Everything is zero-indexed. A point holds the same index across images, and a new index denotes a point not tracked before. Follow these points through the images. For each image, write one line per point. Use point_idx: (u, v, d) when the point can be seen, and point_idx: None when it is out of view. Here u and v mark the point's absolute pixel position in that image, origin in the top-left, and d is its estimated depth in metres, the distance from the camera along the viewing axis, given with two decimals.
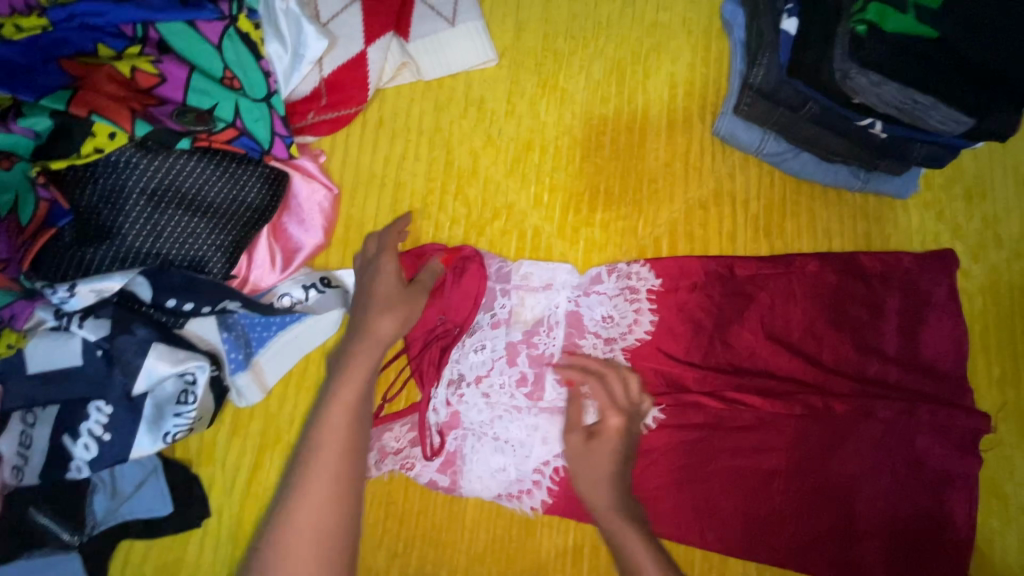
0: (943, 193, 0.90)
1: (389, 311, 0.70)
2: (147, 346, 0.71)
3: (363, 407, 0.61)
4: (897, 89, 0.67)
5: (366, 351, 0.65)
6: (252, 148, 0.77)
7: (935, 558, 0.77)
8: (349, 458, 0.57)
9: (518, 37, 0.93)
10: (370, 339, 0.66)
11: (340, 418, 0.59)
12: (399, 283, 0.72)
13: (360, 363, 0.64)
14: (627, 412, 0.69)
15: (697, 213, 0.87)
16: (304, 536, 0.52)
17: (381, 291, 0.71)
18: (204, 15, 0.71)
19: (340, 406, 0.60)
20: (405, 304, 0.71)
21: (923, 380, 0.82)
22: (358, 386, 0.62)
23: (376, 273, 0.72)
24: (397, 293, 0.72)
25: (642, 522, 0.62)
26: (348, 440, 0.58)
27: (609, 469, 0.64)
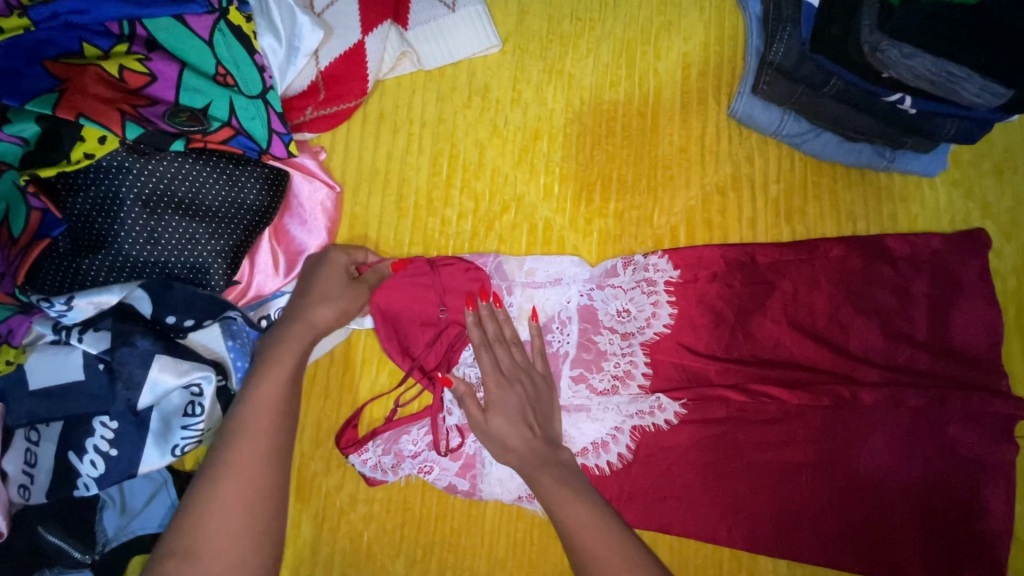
0: (972, 169, 0.86)
1: (333, 309, 0.70)
2: (150, 359, 0.67)
3: (286, 406, 0.62)
4: (930, 61, 0.63)
5: (290, 353, 0.66)
6: (249, 148, 0.74)
7: (972, 550, 0.75)
8: (271, 458, 0.58)
9: (521, 21, 0.89)
10: (295, 341, 0.67)
11: (261, 415, 0.61)
12: (342, 280, 0.73)
13: (279, 363, 0.65)
14: (508, 378, 0.71)
15: (714, 199, 0.84)
16: (225, 523, 0.53)
17: (326, 287, 0.71)
18: (193, 10, 0.67)
19: (264, 402, 0.61)
20: (347, 302, 0.71)
21: (957, 367, 0.78)
22: (281, 384, 0.63)
23: (322, 269, 0.73)
24: (340, 288, 0.72)
25: (570, 480, 0.63)
26: (269, 434, 0.60)
27: (512, 431, 0.68)
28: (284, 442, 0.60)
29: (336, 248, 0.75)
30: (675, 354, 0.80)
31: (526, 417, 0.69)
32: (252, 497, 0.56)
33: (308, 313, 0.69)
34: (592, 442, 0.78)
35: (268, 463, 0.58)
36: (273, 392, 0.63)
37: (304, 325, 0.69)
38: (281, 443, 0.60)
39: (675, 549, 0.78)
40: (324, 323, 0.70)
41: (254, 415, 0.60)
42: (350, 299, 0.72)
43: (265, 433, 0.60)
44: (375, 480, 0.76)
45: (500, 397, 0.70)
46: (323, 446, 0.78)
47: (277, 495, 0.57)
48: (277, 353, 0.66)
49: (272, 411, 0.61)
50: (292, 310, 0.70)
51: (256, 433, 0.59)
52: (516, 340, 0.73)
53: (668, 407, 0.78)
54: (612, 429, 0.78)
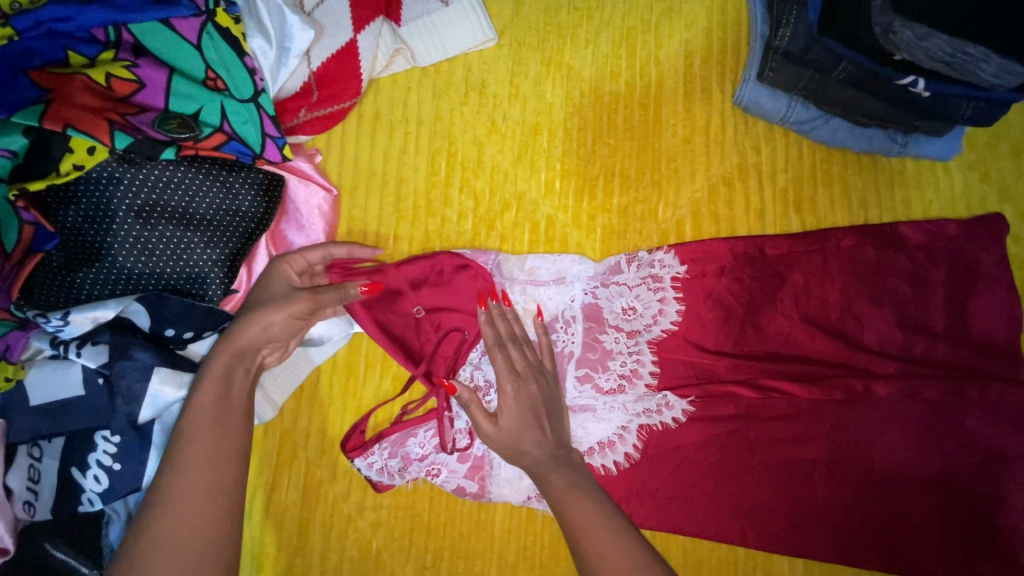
0: (988, 152, 0.83)
1: (260, 322, 0.66)
2: (149, 372, 0.66)
3: (217, 431, 0.59)
4: (946, 41, 0.60)
5: (221, 373, 0.63)
6: (243, 152, 0.72)
7: (994, 545, 0.73)
8: (212, 481, 0.56)
9: (517, 12, 0.86)
10: (223, 362, 0.63)
11: (190, 445, 0.58)
12: (277, 292, 0.69)
13: (207, 385, 0.62)
14: (521, 377, 0.68)
15: (721, 190, 0.81)
16: (166, 555, 0.51)
17: (265, 300, 0.68)
18: (180, 13, 0.66)
19: (199, 431, 0.59)
20: (270, 313, 0.66)
21: (975, 357, 0.76)
22: (212, 409, 0.60)
23: (262, 287, 0.70)
24: (273, 297, 0.68)
25: (583, 485, 0.61)
26: (210, 459, 0.57)
27: (525, 430, 0.65)
28: (220, 469, 0.57)
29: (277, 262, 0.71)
30: (684, 352, 0.78)
31: (539, 419, 0.66)
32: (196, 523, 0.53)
33: (239, 329, 0.65)
34: (599, 441, 0.76)
35: (207, 493, 0.55)
36: (202, 419, 0.60)
37: (235, 341, 0.65)
38: (218, 468, 0.57)
39: (688, 551, 0.77)
40: (251, 334, 0.65)
41: (184, 446, 0.58)
42: (278, 306, 0.66)
43: (206, 457, 0.57)
44: (383, 485, 0.75)
45: (512, 405, 0.66)
46: (328, 454, 0.77)
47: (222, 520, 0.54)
48: (206, 377, 0.63)
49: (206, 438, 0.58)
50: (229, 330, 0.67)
51: (186, 464, 0.56)
52: (526, 339, 0.71)
53: (676, 404, 0.76)
54: (619, 428, 0.76)
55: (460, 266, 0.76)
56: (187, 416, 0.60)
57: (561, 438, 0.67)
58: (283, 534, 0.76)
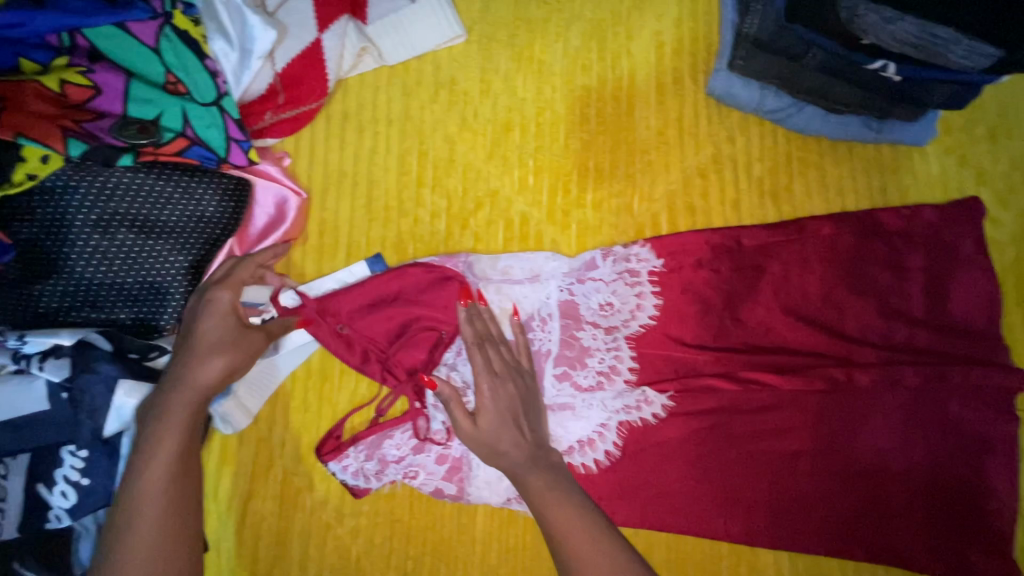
0: (965, 136, 0.82)
1: (219, 366, 0.62)
2: (112, 384, 0.65)
3: (178, 486, 0.58)
4: (914, 23, 0.59)
5: (180, 417, 0.60)
6: (207, 158, 0.70)
7: (977, 531, 0.73)
8: (173, 530, 0.56)
9: (485, 8, 0.85)
10: (182, 408, 0.60)
11: (152, 511, 0.56)
12: (230, 328, 0.65)
13: (167, 437, 0.59)
14: (500, 377, 0.66)
15: (696, 182, 0.80)
16: None
17: (217, 341, 0.63)
18: (135, 16, 0.65)
19: (158, 476, 0.57)
20: (228, 359, 0.63)
21: (954, 342, 0.76)
22: (176, 454, 0.58)
23: (209, 318, 0.64)
24: (232, 337, 0.64)
25: (566, 489, 0.60)
26: (173, 507, 0.57)
27: (505, 430, 0.64)
28: (182, 522, 0.57)
29: (221, 288, 0.66)
30: (663, 347, 0.76)
31: (518, 419, 0.65)
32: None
33: (195, 374, 0.61)
34: (578, 440, 0.74)
35: (167, 544, 0.55)
36: (162, 477, 0.57)
37: (190, 384, 0.61)
38: (180, 515, 0.57)
39: (671, 547, 0.75)
40: (206, 380, 0.62)
41: (144, 508, 0.56)
42: (239, 349, 0.64)
43: (167, 504, 0.56)
44: (359, 489, 0.73)
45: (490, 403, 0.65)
46: (305, 460, 0.76)
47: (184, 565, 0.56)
48: (163, 421, 0.59)
49: (168, 485, 0.57)
50: (174, 367, 0.63)
51: (149, 532, 0.55)
52: (503, 338, 0.70)
53: (655, 400, 0.75)
54: (598, 426, 0.75)
55: (430, 271, 0.75)
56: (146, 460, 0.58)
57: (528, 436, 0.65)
58: (259, 545, 0.74)
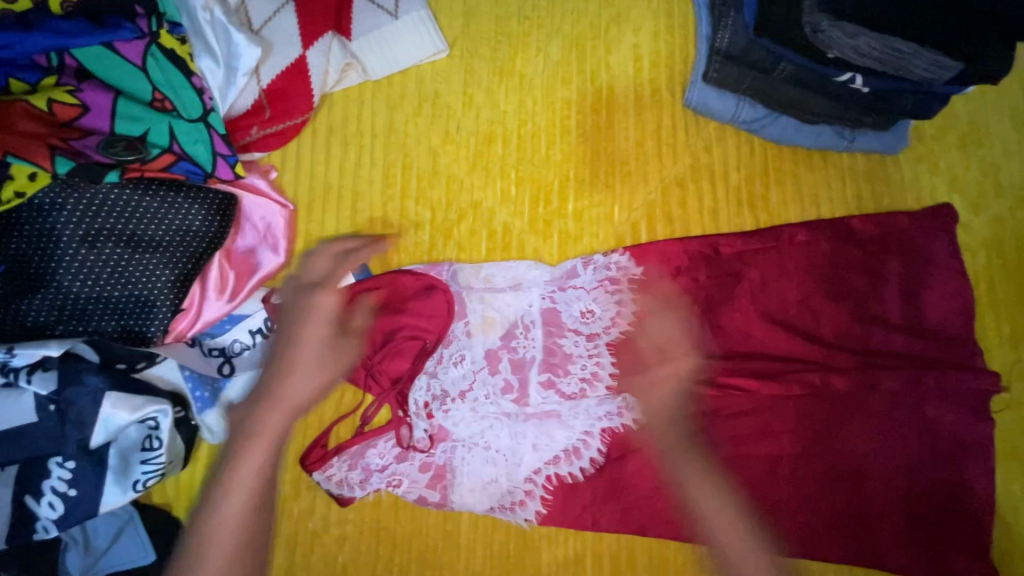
0: (937, 143, 0.84)
1: (314, 378, 0.65)
2: (100, 396, 0.66)
3: (257, 497, 0.60)
4: (874, 38, 0.61)
5: (272, 424, 0.62)
6: (194, 173, 0.73)
7: (956, 532, 0.74)
8: (248, 533, 0.59)
9: (467, 23, 0.87)
10: (276, 415, 0.63)
11: (232, 519, 0.58)
12: (328, 341, 0.67)
13: (257, 446, 0.61)
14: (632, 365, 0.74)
15: (674, 191, 0.82)
16: None
17: (316, 352, 0.66)
18: (122, 36, 0.67)
19: (245, 479, 0.60)
20: (325, 370, 0.66)
21: (929, 346, 0.77)
22: (263, 461, 0.61)
23: (309, 325, 0.67)
24: (329, 353, 0.67)
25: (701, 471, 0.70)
26: (252, 511, 0.59)
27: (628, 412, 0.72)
28: (256, 528, 0.60)
29: (325, 299, 0.68)
30: None
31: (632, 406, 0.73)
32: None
33: (292, 382, 0.64)
34: (564, 449, 0.75)
35: (241, 546, 0.58)
36: (249, 482, 0.60)
37: (287, 392, 0.64)
38: (254, 520, 0.60)
39: (654, 553, 0.75)
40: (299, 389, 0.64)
41: (228, 507, 0.58)
42: (336, 361, 0.67)
43: (249, 507, 0.59)
44: (345, 498, 0.74)
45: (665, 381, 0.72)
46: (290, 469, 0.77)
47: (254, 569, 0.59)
48: (258, 425, 0.62)
49: (252, 490, 0.60)
50: (273, 373, 0.65)
51: (231, 533, 0.58)
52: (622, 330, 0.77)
53: None
54: (583, 434, 0.75)
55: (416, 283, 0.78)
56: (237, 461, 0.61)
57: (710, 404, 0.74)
58: None
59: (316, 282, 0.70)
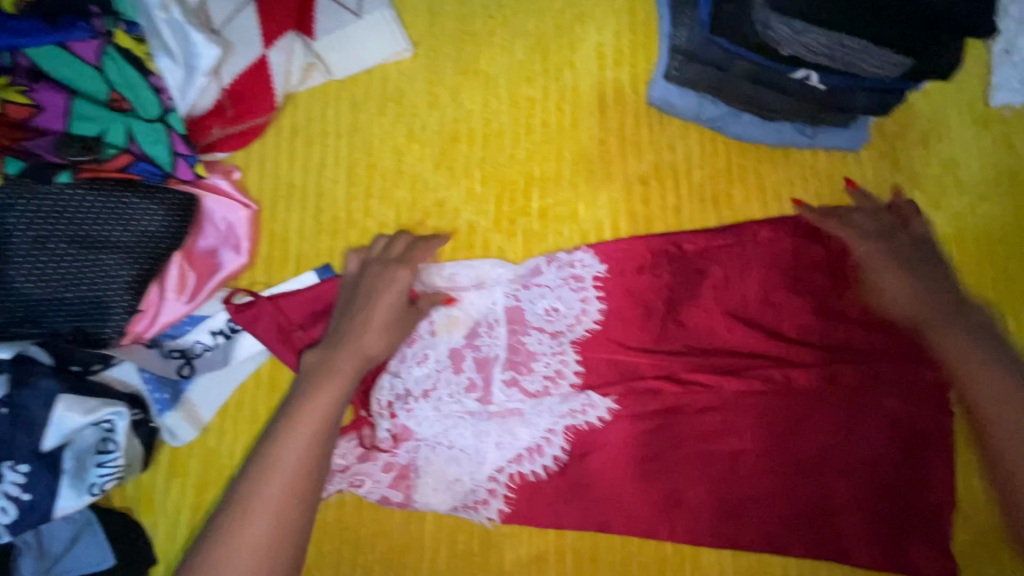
0: (898, 140, 0.85)
1: (381, 334, 0.70)
2: (52, 398, 0.65)
3: (324, 437, 0.64)
4: (823, 35, 0.63)
5: (345, 368, 0.68)
6: (151, 173, 0.74)
7: (916, 524, 0.74)
8: (311, 462, 0.63)
9: (432, 23, 0.87)
10: (349, 361, 0.68)
11: (298, 446, 0.63)
12: (399, 304, 0.72)
13: (328, 391, 0.66)
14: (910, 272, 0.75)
15: (638, 189, 0.82)
16: (262, 517, 0.59)
17: (388, 308, 0.72)
18: (76, 35, 0.68)
19: (315, 411, 0.65)
20: (392, 329, 0.71)
21: (890, 341, 0.78)
22: (333, 399, 0.66)
23: (383, 290, 0.73)
24: (398, 315, 0.72)
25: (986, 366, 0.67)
26: (319, 442, 0.64)
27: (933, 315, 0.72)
28: (320, 461, 0.63)
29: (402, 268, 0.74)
30: (607, 350, 0.77)
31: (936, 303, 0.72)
32: (291, 498, 0.61)
33: (364, 334, 0.70)
34: (526, 448, 0.75)
35: (301, 473, 0.62)
36: (320, 414, 0.65)
37: (360, 341, 0.69)
38: (320, 452, 0.63)
39: (617, 550, 0.75)
40: (367, 340, 0.70)
41: (298, 434, 0.63)
42: (402, 323, 0.72)
43: (315, 436, 0.64)
44: None
45: (894, 281, 0.75)
46: None
47: (309, 497, 0.62)
48: (334, 365, 0.68)
49: (319, 423, 0.64)
50: (350, 324, 0.71)
51: (296, 459, 0.62)
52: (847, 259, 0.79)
53: (599, 404, 0.76)
54: (545, 432, 0.75)
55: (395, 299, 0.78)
56: (310, 394, 0.66)
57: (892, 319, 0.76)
58: None
59: (392, 255, 0.76)
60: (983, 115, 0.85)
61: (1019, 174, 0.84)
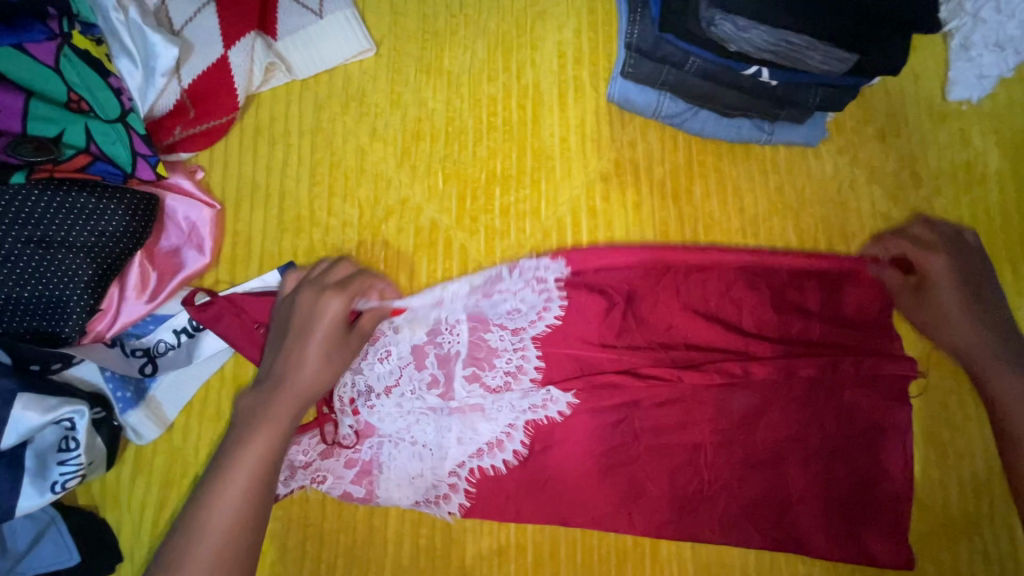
0: (857, 135, 0.86)
1: (319, 369, 0.68)
2: (10, 398, 0.65)
3: (262, 484, 0.61)
4: (766, 32, 0.63)
5: (281, 408, 0.65)
6: (110, 173, 0.74)
7: (873, 515, 0.75)
8: (249, 512, 0.59)
9: (394, 22, 0.88)
10: (284, 399, 0.65)
11: (234, 496, 0.59)
12: (337, 335, 0.70)
13: (263, 433, 0.63)
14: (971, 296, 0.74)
15: (599, 186, 0.83)
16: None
17: (324, 341, 0.69)
18: (33, 37, 0.67)
19: (250, 457, 0.61)
20: (329, 363, 0.69)
21: (848, 333, 0.78)
22: (269, 443, 0.63)
23: (318, 321, 0.70)
24: (336, 347, 0.70)
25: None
26: (256, 489, 0.60)
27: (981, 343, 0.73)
28: (258, 509, 0.60)
29: (335, 297, 0.71)
30: (567, 345, 0.78)
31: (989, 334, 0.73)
32: (227, 555, 0.56)
33: (299, 370, 0.67)
34: (487, 442, 0.75)
35: (237, 526, 0.58)
36: (255, 459, 0.61)
37: (296, 379, 0.67)
38: (257, 501, 0.60)
39: (577, 542, 0.77)
40: (304, 377, 0.67)
41: (233, 483, 0.60)
42: (340, 355, 0.70)
43: (252, 484, 0.60)
44: None
45: (954, 303, 0.74)
46: None
47: (247, 552, 0.58)
48: (269, 406, 0.65)
49: (255, 469, 0.61)
50: (284, 361, 0.68)
51: (231, 511, 0.58)
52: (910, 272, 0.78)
53: (559, 398, 0.76)
54: (506, 427, 0.76)
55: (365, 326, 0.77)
56: (243, 440, 0.62)
57: (949, 350, 0.75)
58: None
59: (328, 285, 0.73)
60: (939, 110, 0.87)
61: (973, 168, 0.85)
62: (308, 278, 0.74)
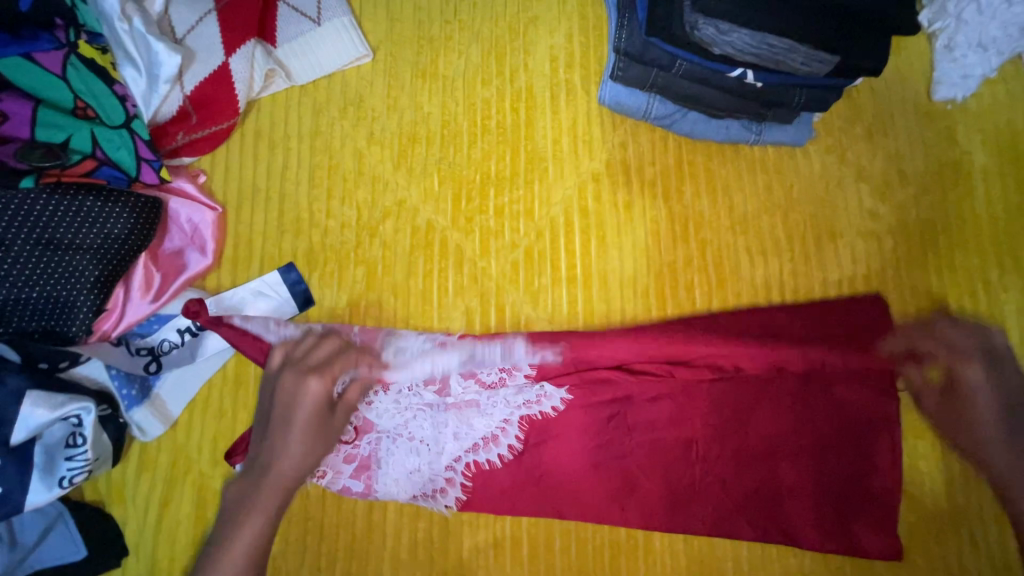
0: (845, 135, 0.88)
1: (301, 455, 0.64)
2: (20, 395, 0.68)
3: None
4: (748, 34, 0.66)
5: (263, 503, 0.62)
6: (116, 177, 0.76)
7: (862, 507, 0.77)
8: None
9: (391, 28, 0.90)
10: (267, 492, 0.62)
11: None
12: (318, 416, 0.66)
13: (245, 531, 0.60)
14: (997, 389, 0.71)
15: (591, 186, 0.85)
16: None
17: (306, 424, 0.65)
18: (41, 46, 0.70)
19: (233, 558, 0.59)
20: (312, 447, 0.65)
21: (837, 327, 0.80)
22: (251, 541, 0.60)
23: (299, 405, 0.66)
24: (318, 429, 0.66)
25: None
26: None
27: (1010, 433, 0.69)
28: None
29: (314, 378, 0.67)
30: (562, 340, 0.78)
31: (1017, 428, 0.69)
32: None
33: (280, 459, 0.64)
34: (482, 437, 0.76)
35: None
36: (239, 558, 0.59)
37: (276, 468, 0.63)
38: None
39: (571, 534, 0.78)
40: (285, 466, 0.63)
41: None
42: (323, 436, 0.66)
43: None
44: None
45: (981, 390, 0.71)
46: (220, 465, 0.78)
47: None
48: (252, 500, 0.62)
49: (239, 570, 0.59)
50: (265, 448, 0.65)
51: None
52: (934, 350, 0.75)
53: (553, 394, 0.77)
54: (501, 422, 0.77)
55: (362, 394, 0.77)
56: (227, 538, 0.60)
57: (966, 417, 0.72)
58: (176, 548, 0.76)
59: (309, 362, 0.69)
60: (925, 109, 0.88)
61: (959, 166, 0.87)
62: (289, 352, 0.70)
